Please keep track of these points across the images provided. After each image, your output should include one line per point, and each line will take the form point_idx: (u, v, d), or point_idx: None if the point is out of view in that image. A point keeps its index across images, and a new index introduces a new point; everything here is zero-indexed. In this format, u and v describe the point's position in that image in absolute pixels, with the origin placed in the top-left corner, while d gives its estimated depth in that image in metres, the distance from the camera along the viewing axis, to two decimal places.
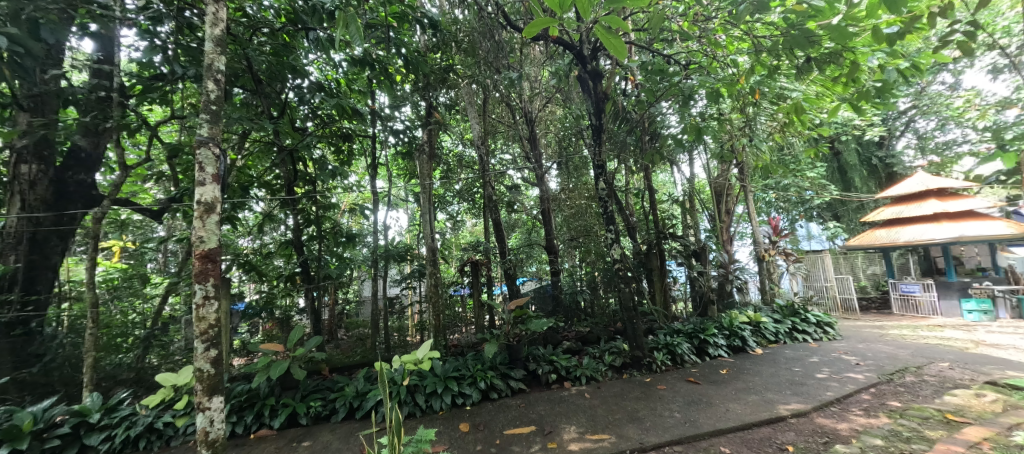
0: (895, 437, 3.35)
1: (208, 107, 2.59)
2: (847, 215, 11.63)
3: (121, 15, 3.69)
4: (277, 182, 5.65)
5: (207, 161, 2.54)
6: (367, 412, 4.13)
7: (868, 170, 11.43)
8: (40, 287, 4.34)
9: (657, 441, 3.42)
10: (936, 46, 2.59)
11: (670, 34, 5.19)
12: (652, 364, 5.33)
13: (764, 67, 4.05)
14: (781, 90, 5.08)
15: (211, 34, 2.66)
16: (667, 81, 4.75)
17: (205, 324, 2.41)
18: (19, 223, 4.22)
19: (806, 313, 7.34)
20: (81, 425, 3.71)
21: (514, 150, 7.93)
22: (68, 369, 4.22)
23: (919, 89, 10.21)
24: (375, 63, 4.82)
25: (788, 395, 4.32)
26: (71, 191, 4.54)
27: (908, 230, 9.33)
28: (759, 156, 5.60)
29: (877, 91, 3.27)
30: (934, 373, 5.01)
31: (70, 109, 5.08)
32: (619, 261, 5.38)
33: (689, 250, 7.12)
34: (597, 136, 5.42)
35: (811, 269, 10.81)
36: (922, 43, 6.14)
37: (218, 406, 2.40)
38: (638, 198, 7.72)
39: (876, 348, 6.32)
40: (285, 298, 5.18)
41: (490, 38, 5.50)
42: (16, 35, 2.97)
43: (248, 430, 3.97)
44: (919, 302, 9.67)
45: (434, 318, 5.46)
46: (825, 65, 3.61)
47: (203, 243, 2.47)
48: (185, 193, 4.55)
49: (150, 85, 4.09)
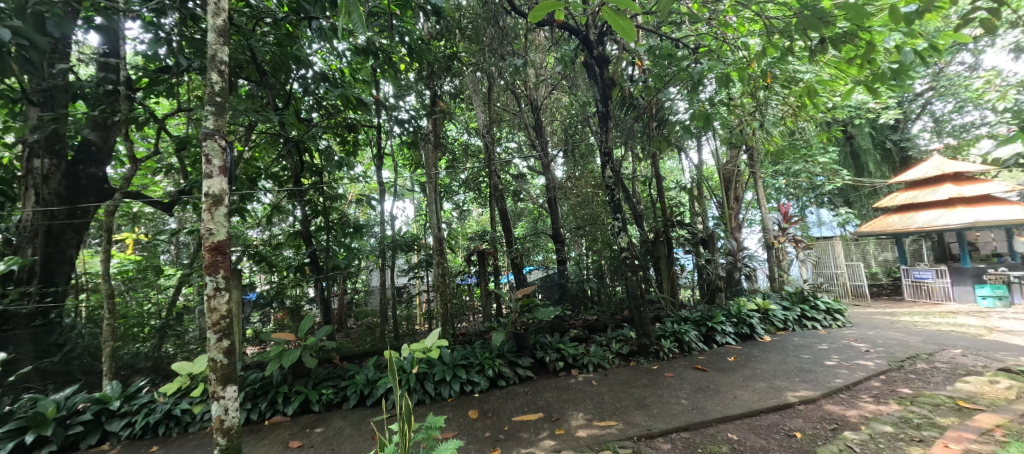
0: (905, 423, 3.34)
1: (214, 99, 2.57)
2: (860, 200, 11.48)
3: (125, 8, 3.63)
4: (283, 174, 5.77)
5: (213, 153, 2.53)
6: (378, 400, 4.21)
7: (882, 154, 11.19)
8: (58, 279, 4.44)
9: (664, 427, 3.44)
10: (958, 24, 2.44)
11: (679, 17, 5.10)
12: (659, 352, 5.33)
13: (775, 48, 3.91)
14: (793, 73, 5.00)
15: (214, 24, 2.60)
16: (676, 65, 4.62)
17: (217, 315, 2.43)
18: (35, 217, 4.35)
19: (816, 300, 7.27)
20: (102, 412, 3.84)
21: (520, 138, 7.74)
22: (87, 358, 4.32)
23: (936, 70, 10.00)
24: (379, 52, 4.74)
25: (796, 382, 4.32)
26: (83, 185, 4.61)
27: (923, 216, 9.16)
28: (769, 141, 5.46)
29: (894, 73, 3.13)
30: (946, 359, 4.96)
31: (80, 102, 5.19)
32: (626, 249, 5.36)
33: (696, 238, 6.98)
34: (603, 123, 5.36)
35: (822, 256, 10.69)
36: (944, 22, 5.89)
37: (232, 395, 2.43)
38: (645, 186, 7.68)
39: (887, 335, 6.26)
40: (295, 288, 5.23)
41: (494, 24, 5.41)
42: (20, 28, 2.99)
43: (263, 417, 4.08)
44: (932, 288, 9.56)
45: (442, 307, 5.55)
46: (840, 45, 3.44)
47: (212, 235, 2.48)
48: (194, 186, 4.63)
49: (156, 78, 4.09)
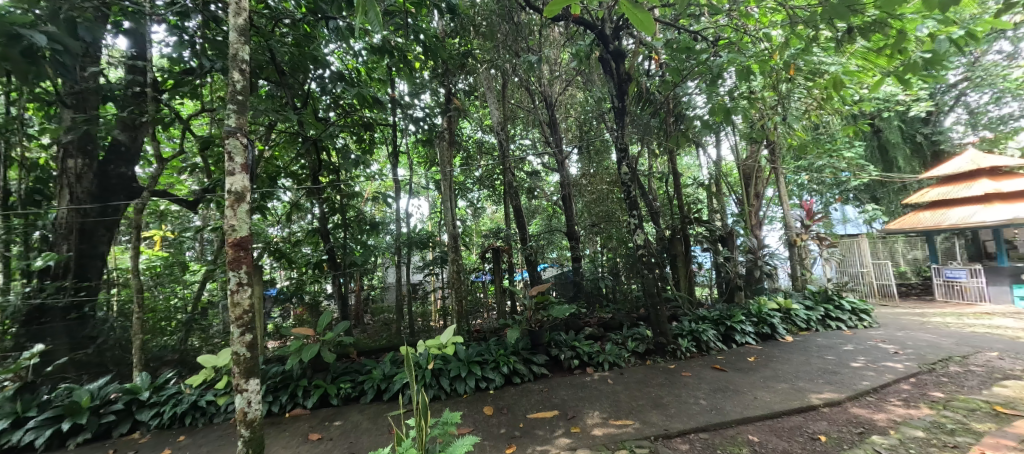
0: (937, 428, 3.21)
1: (235, 98, 2.63)
2: (888, 197, 11.08)
3: (151, 11, 3.74)
4: (302, 172, 5.91)
5: (235, 151, 2.59)
6: (394, 395, 4.28)
7: (912, 148, 10.73)
8: (91, 274, 4.61)
9: (682, 427, 3.38)
10: (995, 11, 2.31)
11: (698, 11, 5.01)
12: (676, 351, 5.25)
13: (799, 39, 3.83)
14: (818, 64, 4.85)
15: (235, 24, 2.65)
16: (694, 58, 4.49)
17: (240, 310, 2.48)
18: (69, 215, 4.49)
19: (841, 300, 7.05)
20: (133, 402, 3.98)
21: (534, 136, 7.75)
22: (119, 351, 4.49)
23: (971, 59, 9.55)
24: (394, 51, 4.81)
25: (820, 384, 4.20)
26: (114, 183, 4.77)
27: (957, 212, 8.80)
28: (792, 135, 5.30)
29: (926, 63, 2.99)
30: (981, 363, 4.75)
31: (109, 106, 5.45)
32: (642, 246, 5.29)
33: (715, 235, 6.82)
34: (620, 119, 5.29)
35: (846, 254, 10.37)
36: (981, 8, 5.62)
37: (254, 388, 2.50)
38: (662, 182, 7.53)
39: (917, 337, 6.02)
40: (314, 284, 5.36)
41: (509, 21, 5.59)
42: (55, 34, 3.08)
43: (284, 409, 4.17)
44: (965, 289, 9.20)
45: (457, 304, 5.59)
46: (869, 35, 3.30)
47: (234, 232, 2.53)
48: (217, 184, 4.77)
49: (181, 80, 4.19)
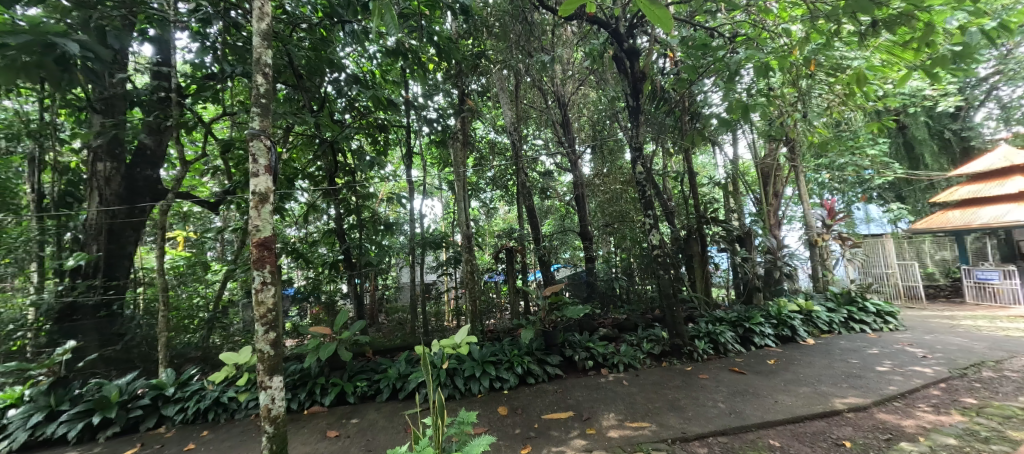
0: (970, 436, 3.09)
1: (259, 101, 2.69)
2: (914, 195, 10.70)
3: (175, 18, 3.92)
4: (319, 173, 6.01)
5: (259, 152, 2.65)
6: (410, 393, 4.32)
7: (940, 144, 10.35)
8: (119, 273, 4.77)
9: (700, 430, 3.33)
10: None
11: (714, 7, 4.94)
12: (692, 352, 5.18)
13: (820, 33, 3.73)
14: (839, 59, 4.72)
15: (258, 28, 2.71)
16: (711, 55, 4.41)
17: (264, 308, 2.54)
18: (99, 217, 4.68)
19: (865, 302, 6.84)
20: (159, 397, 4.11)
21: (547, 135, 7.74)
22: (146, 347, 4.64)
23: (1003, 51, 9.16)
24: (409, 52, 4.86)
25: (843, 388, 4.08)
26: (140, 186, 4.92)
27: (988, 211, 8.46)
28: (812, 132, 5.17)
29: (956, 57, 2.88)
30: (1016, 368, 4.55)
31: (137, 111, 5.67)
32: (658, 246, 5.22)
33: (732, 235, 6.67)
34: (634, 118, 5.25)
35: (870, 255, 10.07)
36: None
37: (278, 385, 2.54)
38: (677, 182, 7.42)
39: (946, 341, 5.81)
40: (330, 284, 5.48)
41: (521, 21, 5.55)
42: (86, 42, 3.17)
43: (303, 406, 4.25)
44: (998, 290, 8.83)
45: (471, 304, 5.61)
46: (894, 28, 3.20)
47: (258, 231, 2.59)
48: (237, 186, 4.89)
49: (204, 84, 4.28)
